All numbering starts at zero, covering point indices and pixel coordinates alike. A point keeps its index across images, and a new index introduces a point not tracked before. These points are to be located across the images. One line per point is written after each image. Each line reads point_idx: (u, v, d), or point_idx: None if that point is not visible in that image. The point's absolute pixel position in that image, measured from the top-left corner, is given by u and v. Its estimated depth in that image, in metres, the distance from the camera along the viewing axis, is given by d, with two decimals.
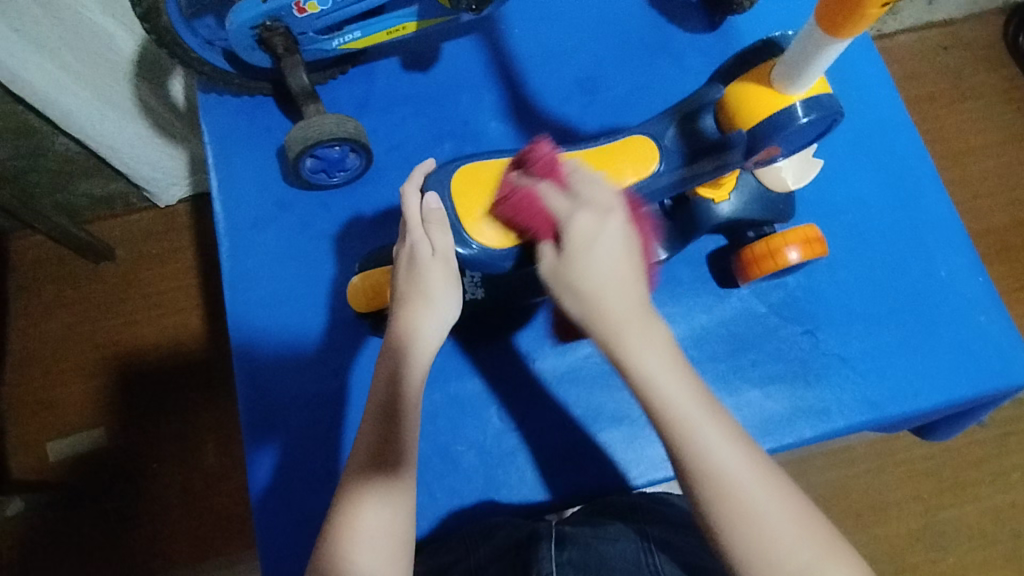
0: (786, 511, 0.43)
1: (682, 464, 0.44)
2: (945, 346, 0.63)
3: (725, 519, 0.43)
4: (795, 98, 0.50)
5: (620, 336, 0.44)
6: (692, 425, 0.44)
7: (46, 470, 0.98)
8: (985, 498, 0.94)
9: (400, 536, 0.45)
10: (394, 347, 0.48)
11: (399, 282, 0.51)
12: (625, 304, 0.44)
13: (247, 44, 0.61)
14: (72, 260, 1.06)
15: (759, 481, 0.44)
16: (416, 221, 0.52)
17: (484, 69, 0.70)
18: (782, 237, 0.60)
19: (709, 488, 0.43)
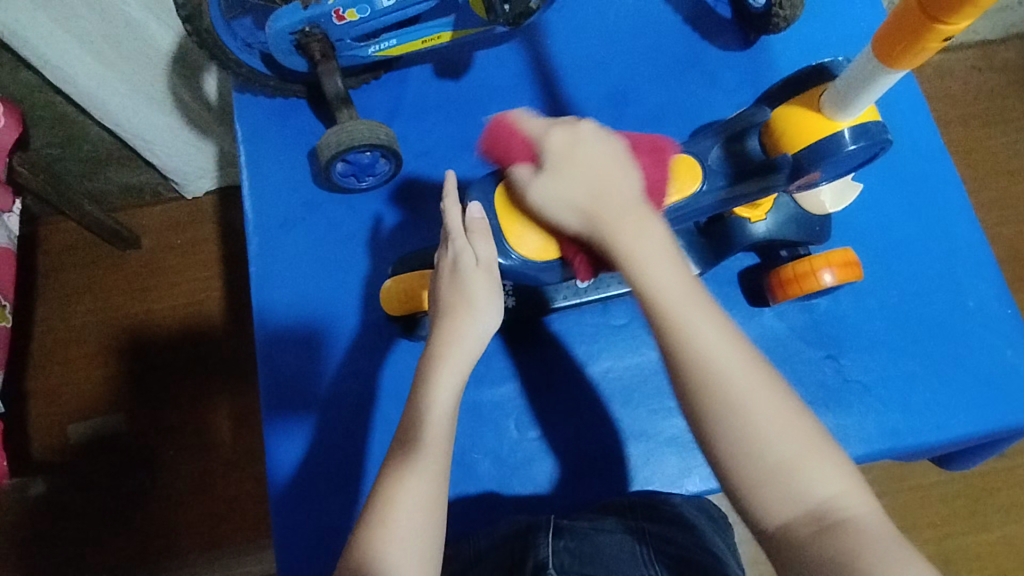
0: (767, 400, 0.40)
1: (669, 357, 0.42)
2: (970, 377, 0.62)
3: (713, 411, 0.40)
4: (842, 125, 0.50)
5: (612, 229, 0.45)
6: (680, 313, 0.42)
7: (66, 452, 1.00)
8: (1002, 529, 0.93)
9: (428, 534, 0.44)
10: (434, 356, 0.48)
11: (441, 290, 0.51)
12: (620, 204, 0.46)
13: (286, 48, 0.62)
14: (101, 248, 1.08)
15: (751, 378, 0.41)
16: (459, 231, 0.52)
17: (516, 79, 0.71)
18: (821, 258, 0.59)
19: (695, 374, 0.41)
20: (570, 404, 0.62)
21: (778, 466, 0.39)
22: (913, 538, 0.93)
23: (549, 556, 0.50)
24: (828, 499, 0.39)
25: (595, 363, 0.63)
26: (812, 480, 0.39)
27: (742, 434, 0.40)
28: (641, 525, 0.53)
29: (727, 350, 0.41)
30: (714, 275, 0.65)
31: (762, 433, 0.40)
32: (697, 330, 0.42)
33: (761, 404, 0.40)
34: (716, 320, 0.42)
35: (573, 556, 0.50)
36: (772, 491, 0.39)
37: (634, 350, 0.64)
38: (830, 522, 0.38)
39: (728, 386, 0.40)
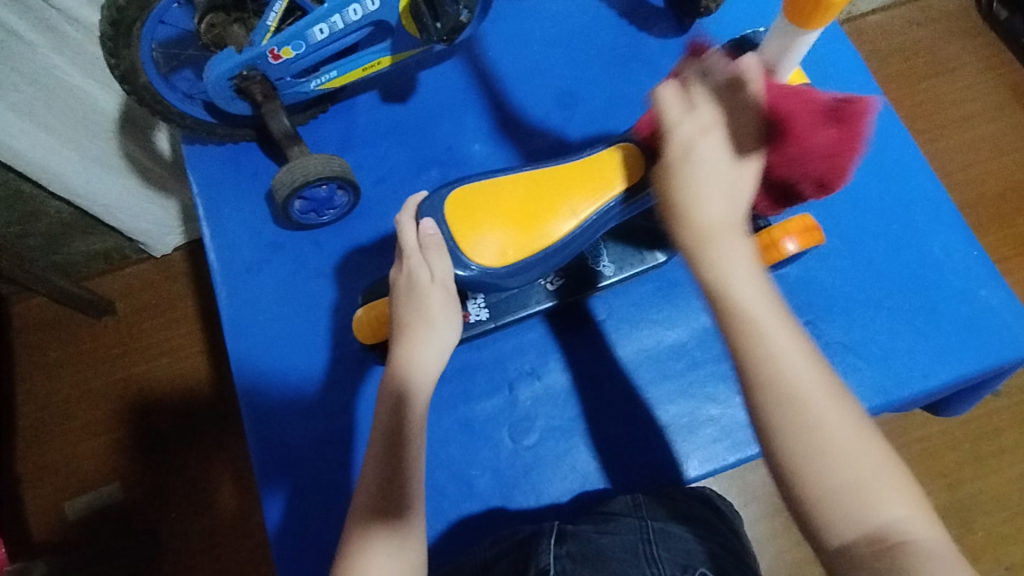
0: (844, 422, 0.39)
1: (747, 368, 0.41)
2: (947, 323, 0.62)
3: (783, 417, 0.39)
4: None
5: (711, 241, 0.43)
6: (774, 338, 0.41)
7: (66, 529, 0.98)
8: (1008, 467, 0.94)
9: (409, 555, 0.45)
10: (398, 374, 0.49)
11: (401, 308, 0.52)
12: (720, 216, 0.43)
13: (227, 94, 0.62)
14: (75, 319, 1.07)
15: (836, 411, 0.39)
16: (413, 248, 0.52)
17: (462, 93, 0.71)
18: (781, 228, 0.59)
19: (765, 393, 0.40)
20: (559, 407, 0.62)
21: (847, 485, 0.38)
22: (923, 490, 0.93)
23: (551, 561, 0.50)
24: (893, 525, 0.38)
25: (579, 362, 0.63)
26: (883, 506, 0.38)
27: (820, 461, 0.39)
28: (643, 521, 0.52)
29: (816, 378, 0.40)
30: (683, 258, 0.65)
31: (843, 456, 0.39)
32: (781, 349, 0.40)
33: (843, 437, 0.39)
34: (801, 341, 0.41)
35: (575, 560, 0.50)
36: (842, 518, 0.38)
37: (615, 344, 0.63)
38: (887, 544, 0.37)
39: (806, 401, 0.39)
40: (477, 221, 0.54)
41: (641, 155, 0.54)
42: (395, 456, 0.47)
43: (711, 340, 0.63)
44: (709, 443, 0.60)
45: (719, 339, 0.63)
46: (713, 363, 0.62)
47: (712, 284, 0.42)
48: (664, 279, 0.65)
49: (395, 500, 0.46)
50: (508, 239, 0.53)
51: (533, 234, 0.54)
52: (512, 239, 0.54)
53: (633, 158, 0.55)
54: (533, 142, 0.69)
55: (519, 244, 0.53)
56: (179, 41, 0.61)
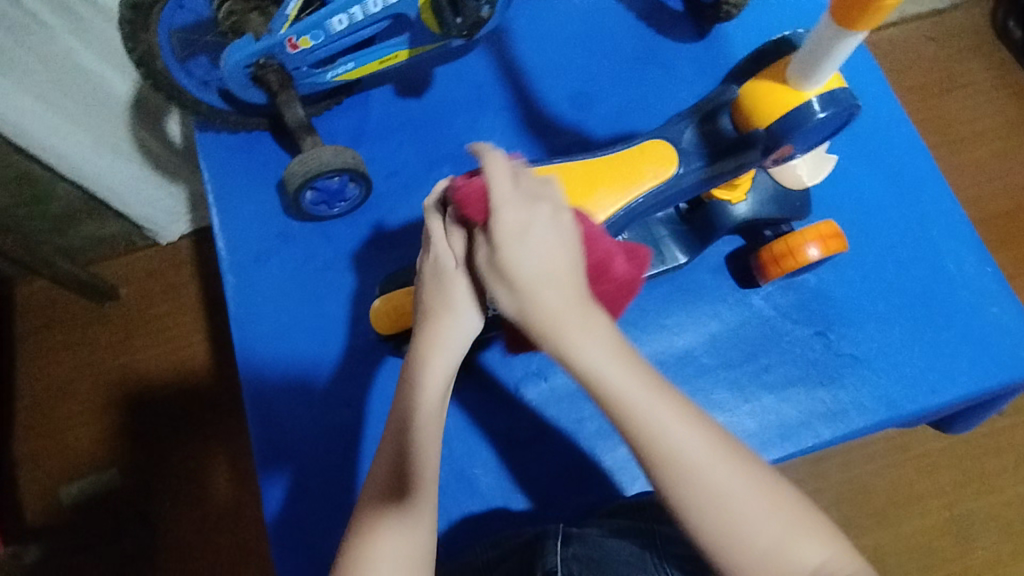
0: (749, 486, 0.39)
1: (641, 454, 0.39)
2: (959, 339, 0.62)
3: (689, 500, 0.39)
4: (809, 95, 0.49)
5: (560, 333, 0.39)
6: (664, 430, 0.39)
7: (60, 513, 0.97)
8: (1009, 488, 0.93)
9: (421, 543, 0.44)
10: (415, 364, 0.46)
11: (425, 288, 0.48)
12: (569, 303, 0.40)
13: (242, 81, 0.61)
14: (78, 303, 1.07)
15: (725, 466, 0.39)
16: (439, 227, 0.48)
17: (478, 90, 0.71)
18: (808, 232, 0.59)
19: (662, 479, 0.39)
20: (565, 410, 0.62)
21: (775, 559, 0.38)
22: (923, 507, 0.92)
23: (558, 562, 0.50)
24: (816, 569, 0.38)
25: None
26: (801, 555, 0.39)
27: (731, 538, 0.38)
28: (651, 528, 0.52)
29: (701, 445, 0.39)
30: (697, 264, 0.65)
31: (748, 521, 0.38)
32: (666, 426, 0.39)
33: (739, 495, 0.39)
34: (684, 410, 0.39)
35: (582, 564, 0.50)
36: None
37: (625, 346, 0.63)
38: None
39: (694, 472, 0.39)
40: None
41: (675, 153, 0.54)
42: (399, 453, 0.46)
43: (722, 347, 0.62)
44: None
45: (730, 346, 0.62)
46: (722, 370, 0.62)
47: (577, 371, 0.40)
48: (675, 283, 0.64)
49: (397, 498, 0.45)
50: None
51: None
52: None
53: (667, 157, 0.54)
54: (548, 141, 0.69)
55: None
56: (198, 28, 0.62)
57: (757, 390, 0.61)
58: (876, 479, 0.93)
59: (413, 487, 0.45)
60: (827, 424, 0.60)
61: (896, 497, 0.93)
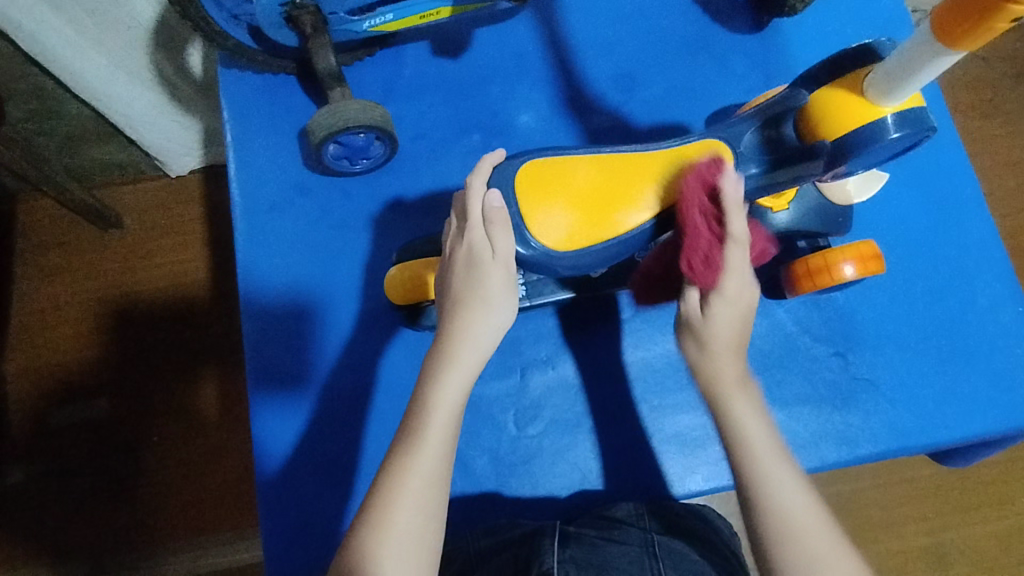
0: (839, 558, 0.42)
1: (752, 502, 0.44)
2: (980, 376, 0.60)
3: (784, 555, 0.42)
4: (886, 112, 0.46)
5: (720, 381, 0.47)
6: (765, 466, 0.45)
7: (47, 437, 0.97)
8: (993, 521, 0.93)
9: (426, 538, 0.43)
10: (445, 351, 0.46)
11: (455, 282, 0.48)
12: (734, 360, 0.48)
13: (275, 20, 0.59)
14: (81, 227, 1.04)
15: (836, 560, 0.42)
16: (477, 220, 0.49)
17: (518, 59, 0.67)
18: (841, 251, 0.56)
19: (767, 523, 0.43)
20: (570, 402, 0.60)
21: None
22: (905, 531, 0.92)
23: (554, 564, 0.49)
24: None
25: (597, 357, 0.61)
26: None
27: None
28: (648, 534, 0.52)
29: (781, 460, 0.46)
30: None
31: (815, 552, 0.42)
32: (781, 484, 0.44)
33: (794, 503, 0.44)
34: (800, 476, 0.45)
35: (578, 566, 0.50)
36: None
37: (637, 345, 0.61)
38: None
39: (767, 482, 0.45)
40: (548, 199, 0.52)
41: (733, 157, 0.52)
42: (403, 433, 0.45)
43: None
44: (716, 460, 0.59)
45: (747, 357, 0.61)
46: None
47: (726, 422, 0.47)
48: None
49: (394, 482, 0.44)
50: (575, 223, 0.52)
51: (601, 220, 0.52)
52: (582, 220, 0.52)
53: (724, 158, 0.52)
54: (585, 123, 0.66)
55: (586, 230, 0.52)
56: None
57: (769, 405, 0.60)
58: (863, 497, 0.93)
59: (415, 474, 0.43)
60: (835, 447, 0.59)
61: (880, 518, 0.93)
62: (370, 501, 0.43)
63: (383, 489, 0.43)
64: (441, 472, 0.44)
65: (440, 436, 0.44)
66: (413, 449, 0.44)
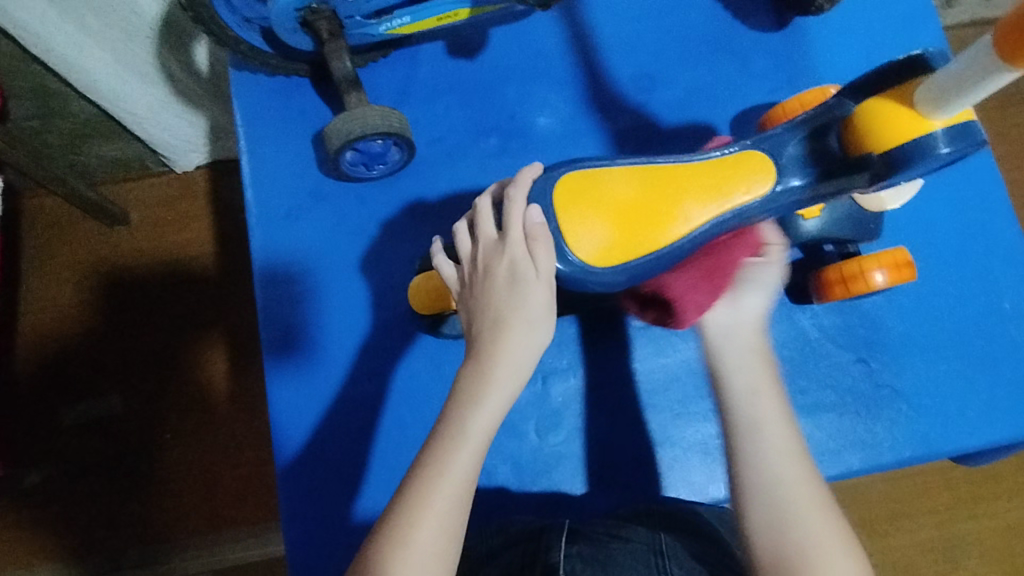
0: (825, 532, 0.43)
1: (737, 472, 0.46)
2: (1003, 381, 0.60)
3: (762, 521, 0.44)
4: (936, 125, 0.45)
5: (721, 360, 0.49)
6: (756, 437, 0.46)
7: (58, 435, 0.97)
8: (1000, 515, 0.93)
9: (447, 557, 0.43)
10: (481, 369, 0.45)
11: (497, 296, 0.47)
12: (733, 346, 0.49)
13: (290, 26, 0.58)
14: (87, 224, 1.03)
15: (821, 527, 0.43)
16: (520, 236, 0.49)
17: (534, 59, 0.66)
18: (872, 259, 0.55)
19: (750, 492, 0.44)
20: (589, 408, 0.60)
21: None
22: (914, 525, 0.93)
23: (560, 559, 0.49)
24: None
25: (616, 364, 0.61)
26: None
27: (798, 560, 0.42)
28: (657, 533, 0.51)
29: (825, 535, 0.43)
30: None
31: (795, 526, 0.43)
32: (769, 449, 0.45)
33: (790, 484, 0.44)
34: (796, 446, 0.45)
35: (585, 561, 0.49)
36: None
37: (657, 351, 0.61)
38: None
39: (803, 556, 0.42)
40: (586, 213, 0.51)
41: (774, 168, 0.51)
42: (432, 450, 0.44)
43: None
44: None
45: None
46: None
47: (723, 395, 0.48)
48: None
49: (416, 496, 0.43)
50: (616, 236, 0.51)
51: (640, 234, 0.51)
52: (621, 232, 0.51)
53: (766, 170, 0.51)
54: (604, 124, 0.65)
55: (623, 244, 0.51)
56: None
57: (790, 411, 0.59)
58: (873, 492, 0.93)
59: (435, 494, 0.43)
60: (857, 455, 0.59)
61: (891, 513, 0.93)
62: (396, 510, 0.43)
63: (407, 505, 0.43)
64: (467, 492, 0.44)
65: (470, 456, 0.44)
66: (442, 470, 0.43)
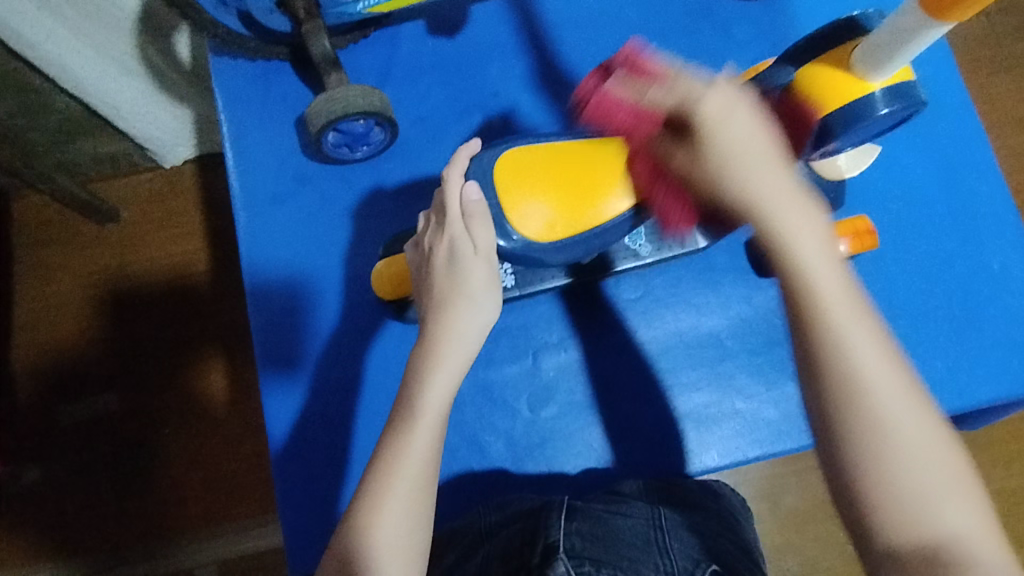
0: (928, 442, 0.36)
1: (808, 338, 0.38)
2: (988, 342, 0.60)
3: (847, 402, 0.36)
4: (875, 86, 0.45)
5: (769, 207, 0.39)
6: (836, 313, 0.37)
7: (56, 433, 0.97)
8: (1000, 481, 0.93)
9: (414, 538, 0.43)
10: (426, 349, 0.46)
11: (436, 278, 0.48)
12: (779, 185, 0.40)
13: (265, 5, 0.59)
14: (77, 222, 1.03)
15: (926, 438, 0.36)
16: (456, 215, 0.49)
17: (514, 37, 0.66)
18: (835, 228, 0.57)
19: (833, 368, 0.37)
20: (579, 383, 0.60)
21: (910, 495, 0.35)
22: None
23: (561, 537, 0.46)
24: (966, 537, 0.34)
25: (607, 337, 0.61)
26: (948, 517, 0.35)
27: (889, 453, 0.35)
28: (657, 509, 0.51)
29: (875, 342, 0.37)
30: (727, 245, 0.62)
31: (895, 422, 0.36)
32: (857, 340, 0.37)
33: (894, 402, 0.36)
34: (878, 330, 0.37)
35: (584, 538, 0.47)
36: (904, 514, 0.35)
37: (645, 324, 0.61)
38: (887, 472, 0.35)
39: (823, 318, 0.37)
40: (526, 190, 0.52)
41: None
42: (386, 437, 0.44)
43: (746, 333, 0.61)
44: (730, 436, 0.59)
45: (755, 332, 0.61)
46: (745, 356, 0.60)
47: (782, 253, 0.39)
48: (703, 262, 0.62)
49: (376, 483, 0.43)
50: (557, 212, 0.52)
51: (579, 210, 0.52)
52: (563, 208, 0.52)
53: None
54: None
55: (565, 219, 0.52)
56: None
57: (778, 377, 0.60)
58: None
59: (393, 482, 0.43)
60: None
61: None
62: (358, 500, 0.43)
63: (366, 493, 0.43)
64: (427, 474, 0.44)
65: (425, 438, 0.44)
66: (396, 455, 0.43)
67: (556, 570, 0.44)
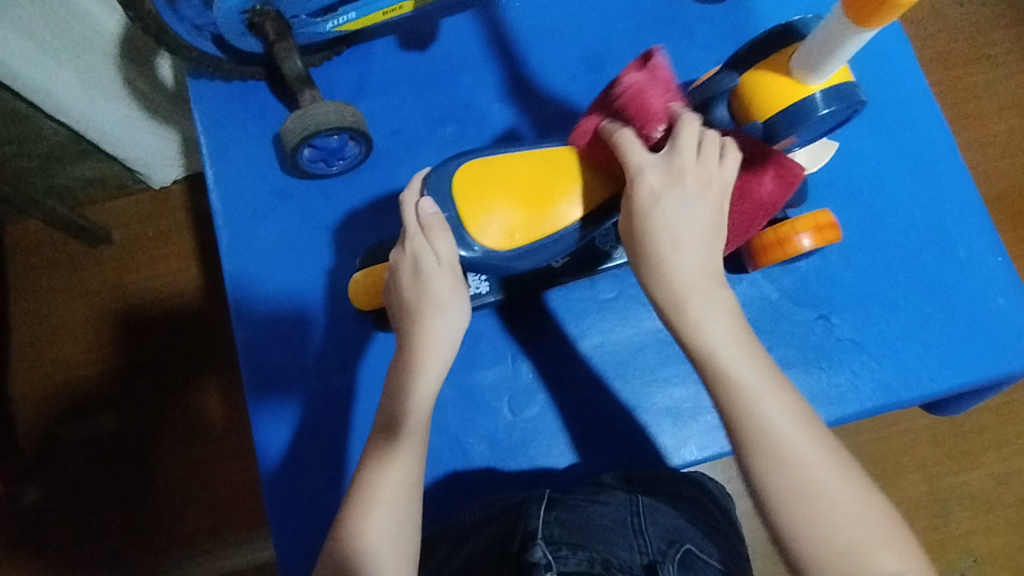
0: (841, 494, 0.41)
1: (732, 424, 0.44)
2: (959, 327, 0.61)
3: (768, 471, 0.42)
4: (814, 89, 0.48)
5: (688, 301, 0.45)
6: (749, 393, 0.43)
7: (55, 453, 0.98)
8: (987, 465, 0.94)
9: (404, 543, 0.44)
10: (404, 363, 0.48)
11: (406, 292, 0.50)
12: (698, 267, 0.45)
13: (238, 29, 0.60)
14: (69, 244, 1.05)
15: (842, 493, 0.41)
16: (416, 230, 0.50)
17: (483, 48, 0.67)
18: (801, 222, 0.57)
19: (753, 441, 0.43)
20: (558, 383, 0.62)
21: (833, 549, 0.40)
22: (903, 480, 0.93)
23: (539, 525, 0.48)
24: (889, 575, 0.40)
25: (585, 336, 0.62)
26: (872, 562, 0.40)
27: (803, 516, 0.41)
28: (634, 495, 0.52)
29: (807, 438, 0.43)
30: None
31: (819, 491, 0.41)
32: (770, 413, 0.43)
33: (807, 458, 0.42)
34: (788, 401, 0.43)
35: (563, 526, 0.48)
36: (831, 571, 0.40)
37: (622, 323, 0.63)
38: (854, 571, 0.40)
39: (771, 424, 0.43)
40: (484, 200, 0.52)
41: None
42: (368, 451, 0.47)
43: None
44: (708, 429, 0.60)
45: None
46: None
47: (701, 344, 0.45)
48: None
49: (362, 493, 0.45)
50: (518, 220, 0.51)
51: (540, 217, 0.52)
52: (522, 217, 0.52)
53: None
54: (556, 105, 0.66)
55: (525, 227, 0.51)
56: None
57: None
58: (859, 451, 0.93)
59: (377, 492, 0.45)
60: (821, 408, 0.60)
61: (879, 470, 0.93)
62: (346, 512, 0.45)
63: (354, 504, 0.45)
64: (414, 481, 0.46)
65: (409, 447, 0.46)
66: (385, 465, 0.46)
67: (534, 555, 0.46)
